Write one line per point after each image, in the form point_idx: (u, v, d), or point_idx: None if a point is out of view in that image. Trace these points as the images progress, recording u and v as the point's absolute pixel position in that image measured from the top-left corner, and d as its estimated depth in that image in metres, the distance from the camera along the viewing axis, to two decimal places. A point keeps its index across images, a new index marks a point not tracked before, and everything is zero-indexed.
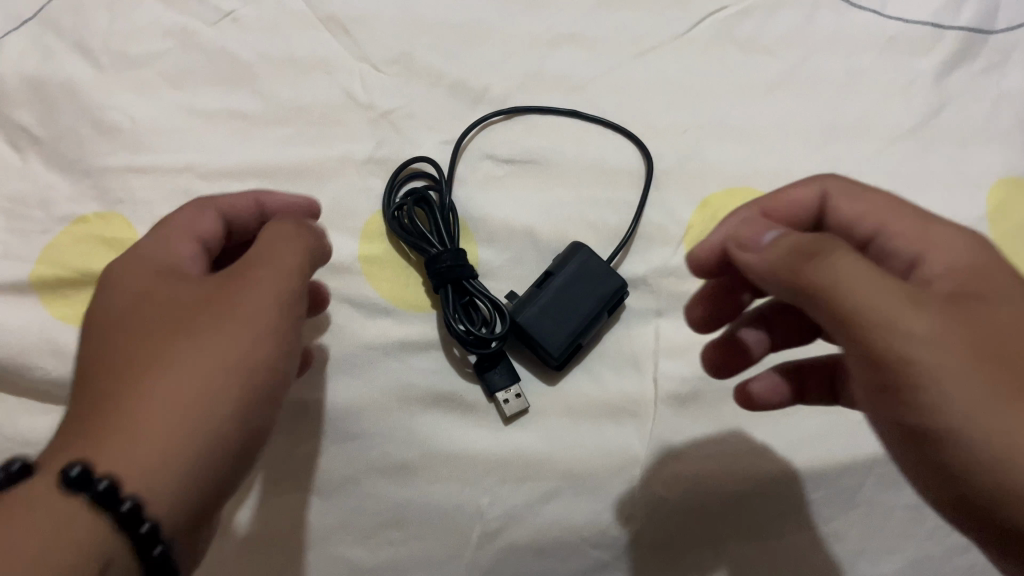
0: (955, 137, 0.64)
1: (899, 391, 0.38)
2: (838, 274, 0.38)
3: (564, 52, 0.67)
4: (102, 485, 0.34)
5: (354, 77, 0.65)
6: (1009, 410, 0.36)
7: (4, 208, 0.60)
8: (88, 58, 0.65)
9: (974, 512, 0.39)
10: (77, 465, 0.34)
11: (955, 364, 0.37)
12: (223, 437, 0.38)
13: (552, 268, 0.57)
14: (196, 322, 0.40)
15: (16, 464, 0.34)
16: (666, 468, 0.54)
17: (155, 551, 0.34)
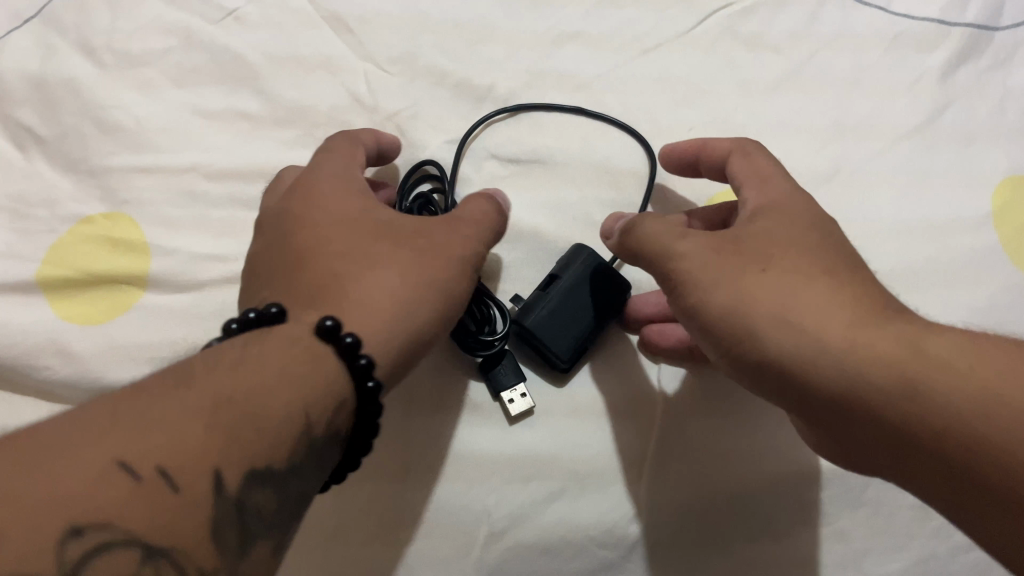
0: (961, 135, 0.64)
1: (733, 347, 0.45)
2: (660, 248, 0.48)
3: (569, 51, 0.66)
4: (349, 341, 0.41)
5: (358, 76, 0.65)
6: (806, 321, 0.42)
7: (8, 208, 0.60)
8: (91, 57, 0.65)
9: (848, 435, 0.43)
10: (331, 319, 0.41)
11: (757, 293, 0.44)
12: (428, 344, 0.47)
13: (556, 269, 0.57)
14: (419, 243, 0.48)
15: (275, 308, 0.42)
16: (670, 469, 0.54)
17: (370, 385, 0.41)
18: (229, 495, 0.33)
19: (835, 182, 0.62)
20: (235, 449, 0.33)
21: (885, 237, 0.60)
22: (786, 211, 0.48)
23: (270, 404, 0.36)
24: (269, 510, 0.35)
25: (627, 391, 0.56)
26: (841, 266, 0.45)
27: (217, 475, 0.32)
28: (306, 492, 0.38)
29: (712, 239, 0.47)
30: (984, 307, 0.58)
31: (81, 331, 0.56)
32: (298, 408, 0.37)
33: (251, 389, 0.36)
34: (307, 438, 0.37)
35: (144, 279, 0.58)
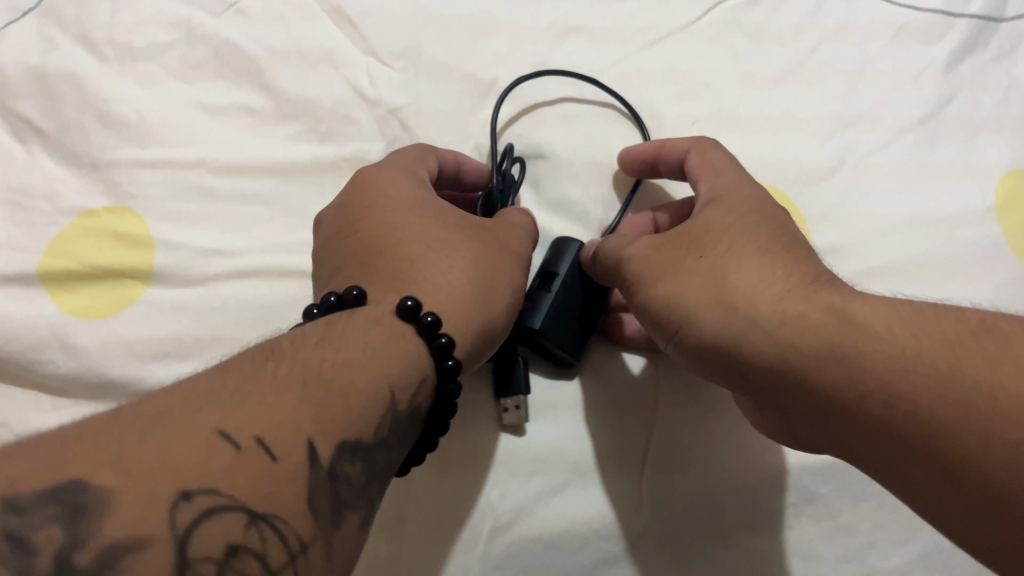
0: (964, 128, 0.64)
1: (677, 336, 0.47)
2: (614, 251, 0.51)
3: (572, 43, 0.66)
4: (428, 320, 0.43)
5: (360, 69, 0.64)
6: (737, 299, 0.44)
7: (11, 202, 0.60)
8: (92, 50, 0.64)
9: (794, 416, 0.43)
10: (411, 299, 0.43)
11: (693, 282, 0.46)
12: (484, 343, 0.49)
13: (554, 262, 0.56)
14: (467, 242, 0.50)
15: (356, 290, 0.44)
16: (675, 462, 0.54)
17: (448, 363, 0.43)
18: (323, 465, 0.35)
19: (838, 175, 0.62)
20: (326, 419, 0.36)
21: (888, 230, 0.60)
22: (732, 203, 0.49)
23: (356, 378, 0.38)
24: (363, 479, 0.37)
25: (631, 382, 0.56)
26: (782, 249, 0.46)
27: (310, 442, 0.34)
28: (393, 461, 0.39)
29: (658, 241, 0.50)
30: (986, 301, 0.58)
31: (85, 326, 0.56)
32: (379, 381, 0.39)
33: (336, 364, 0.38)
34: (391, 410, 0.39)
35: (149, 274, 0.58)
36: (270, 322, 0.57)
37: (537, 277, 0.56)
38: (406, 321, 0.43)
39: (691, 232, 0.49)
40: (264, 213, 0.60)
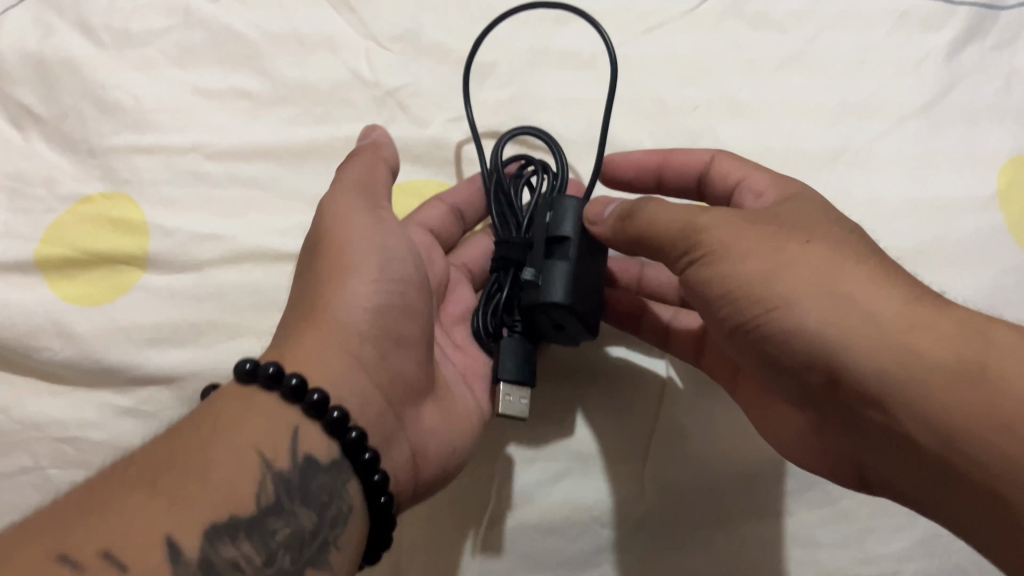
0: (967, 115, 0.64)
1: (765, 322, 0.43)
2: (683, 224, 0.45)
3: (572, 28, 0.66)
4: (314, 398, 0.42)
5: (359, 55, 0.64)
6: (853, 305, 0.40)
7: (7, 188, 0.59)
8: (90, 36, 0.64)
9: (884, 433, 0.41)
10: (247, 361, 0.42)
11: (803, 278, 0.42)
12: (375, 349, 0.46)
13: (558, 223, 0.50)
14: (318, 276, 0.48)
15: (271, 367, 0.42)
16: (676, 448, 0.54)
17: (335, 415, 0.42)
18: (190, 560, 0.35)
19: (840, 162, 0.62)
20: (186, 510, 0.36)
21: (889, 217, 0.60)
22: (813, 210, 0.46)
23: (218, 461, 0.38)
24: (258, 559, 0.37)
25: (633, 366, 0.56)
26: (887, 261, 0.43)
27: (168, 540, 0.35)
28: (303, 522, 0.39)
29: (747, 221, 0.45)
30: (989, 288, 0.58)
31: (82, 312, 0.56)
32: (244, 452, 0.39)
33: (189, 448, 0.39)
34: (272, 476, 0.39)
35: (145, 260, 0.57)
36: (268, 307, 0.57)
37: (540, 236, 0.50)
38: (269, 389, 0.42)
39: (783, 226, 0.44)
40: (261, 198, 0.60)
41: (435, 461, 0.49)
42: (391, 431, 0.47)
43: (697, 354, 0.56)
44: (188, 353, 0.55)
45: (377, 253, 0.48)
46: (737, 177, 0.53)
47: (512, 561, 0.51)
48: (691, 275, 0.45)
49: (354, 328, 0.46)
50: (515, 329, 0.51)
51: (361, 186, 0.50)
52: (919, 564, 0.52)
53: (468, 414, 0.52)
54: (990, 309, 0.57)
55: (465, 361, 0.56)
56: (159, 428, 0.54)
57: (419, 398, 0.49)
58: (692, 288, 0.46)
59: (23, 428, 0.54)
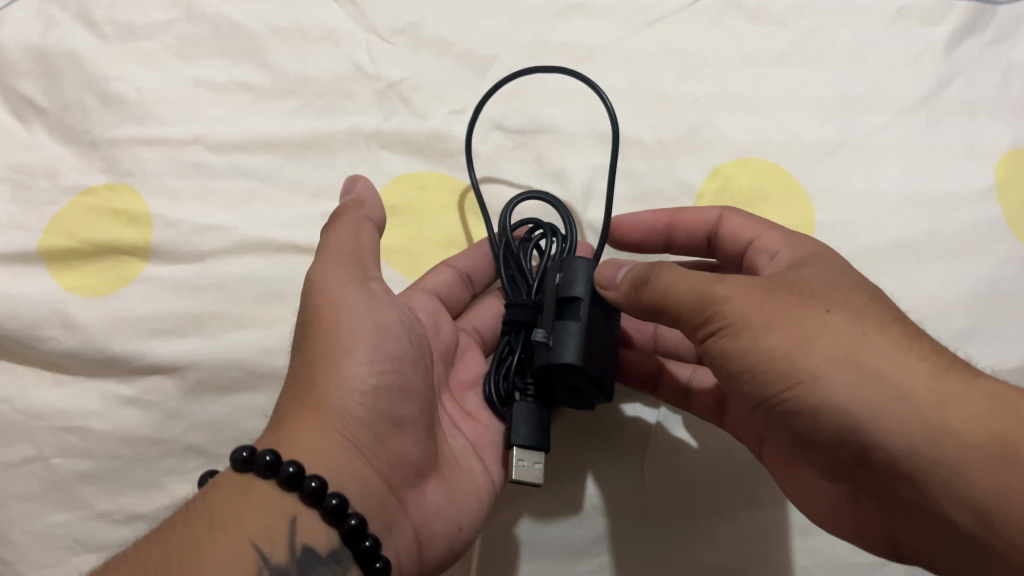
0: (965, 108, 0.64)
1: (790, 397, 0.41)
2: (701, 295, 0.43)
3: (573, 22, 0.66)
4: (309, 486, 0.40)
5: (361, 47, 0.64)
6: (882, 381, 0.39)
7: (11, 179, 0.60)
8: (93, 29, 0.64)
9: (911, 505, 0.40)
10: (244, 448, 0.41)
11: (829, 355, 0.40)
12: (372, 433, 0.45)
13: (571, 285, 0.48)
14: (316, 358, 0.45)
15: (268, 455, 0.41)
16: (675, 439, 0.55)
17: (331, 502, 0.41)
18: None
19: (839, 154, 0.62)
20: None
21: (887, 209, 0.60)
22: (831, 272, 0.44)
23: (216, 559, 0.37)
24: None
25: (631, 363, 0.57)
26: (910, 328, 0.42)
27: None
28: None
29: (767, 291, 0.43)
30: (987, 280, 0.58)
31: (85, 302, 0.56)
32: (241, 547, 0.38)
33: (187, 543, 0.38)
34: (271, 571, 0.38)
35: (148, 251, 0.58)
36: (270, 298, 0.57)
37: (551, 297, 0.49)
38: (269, 477, 0.41)
39: (801, 295, 0.42)
40: (263, 189, 0.60)
41: (439, 544, 0.48)
42: (393, 514, 0.45)
43: (720, 413, 0.54)
44: (191, 344, 0.55)
45: (366, 330, 0.46)
46: (748, 238, 0.52)
47: (508, 551, 0.51)
48: (711, 345, 0.44)
49: (348, 411, 0.44)
50: (525, 395, 0.49)
51: (347, 261, 0.48)
52: None
53: (475, 490, 0.50)
54: (988, 301, 0.57)
55: (475, 433, 0.53)
56: (162, 419, 0.54)
57: (421, 478, 0.48)
58: (712, 359, 0.44)
59: (26, 417, 0.54)
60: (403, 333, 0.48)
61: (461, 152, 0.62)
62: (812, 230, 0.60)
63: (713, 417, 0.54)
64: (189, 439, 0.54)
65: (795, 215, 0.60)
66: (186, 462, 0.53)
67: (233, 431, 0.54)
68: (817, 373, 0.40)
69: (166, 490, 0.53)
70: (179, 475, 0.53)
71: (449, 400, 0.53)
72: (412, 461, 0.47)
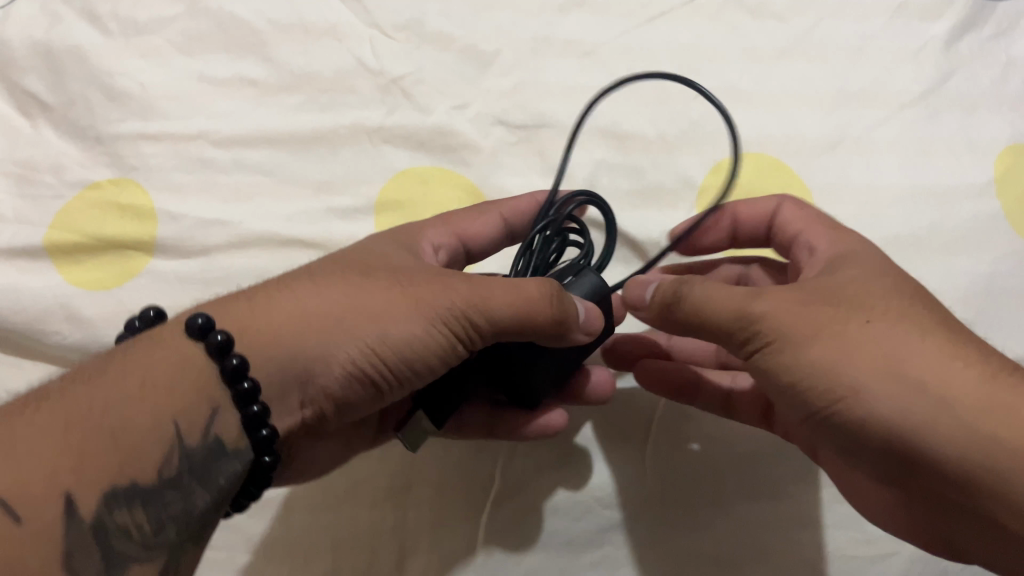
0: (965, 103, 0.64)
1: (834, 412, 0.42)
2: (738, 311, 0.43)
3: (575, 17, 0.66)
4: (242, 388, 0.41)
5: (363, 43, 0.65)
6: (930, 395, 0.40)
7: (16, 174, 0.60)
8: (96, 24, 0.65)
9: (964, 509, 0.41)
10: (200, 316, 0.41)
11: (874, 371, 0.40)
12: (315, 392, 0.45)
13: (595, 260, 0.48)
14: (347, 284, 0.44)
15: (220, 337, 0.41)
16: (678, 430, 0.54)
17: (253, 408, 0.41)
18: (83, 518, 0.36)
19: (839, 149, 0.62)
20: (88, 466, 0.37)
21: (887, 204, 0.61)
22: (868, 280, 0.45)
23: (134, 417, 0.38)
24: (146, 526, 0.38)
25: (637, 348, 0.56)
26: (959, 333, 0.42)
27: (66, 495, 0.36)
28: (199, 500, 0.40)
29: (806, 303, 0.43)
30: (984, 275, 0.58)
31: (90, 296, 0.56)
32: (160, 422, 0.39)
33: (101, 395, 0.39)
34: (179, 450, 0.39)
35: (152, 245, 0.58)
36: None
37: None
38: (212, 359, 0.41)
39: (840, 304, 0.43)
40: (267, 184, 0.61)
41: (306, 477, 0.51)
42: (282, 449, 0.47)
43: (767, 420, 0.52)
44: None
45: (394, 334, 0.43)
46: (796, 230, 0.52)
47: (514, 541, 0.52)
48: (750, 359, 0.44)
49: (315, 375, 0.44)
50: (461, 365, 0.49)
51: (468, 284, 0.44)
52: None
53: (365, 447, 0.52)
54: (984, 298, 0.58)
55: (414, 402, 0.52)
56: None
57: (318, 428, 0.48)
58: (757, 373, 0.44)
59: None
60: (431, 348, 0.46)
61: (464, 147, 0.62)
62: None
63: (761, 424, 0.52)
64: None
65: None
66: None
67: None
68: (855, 388, 0.40)
69: None
70: None
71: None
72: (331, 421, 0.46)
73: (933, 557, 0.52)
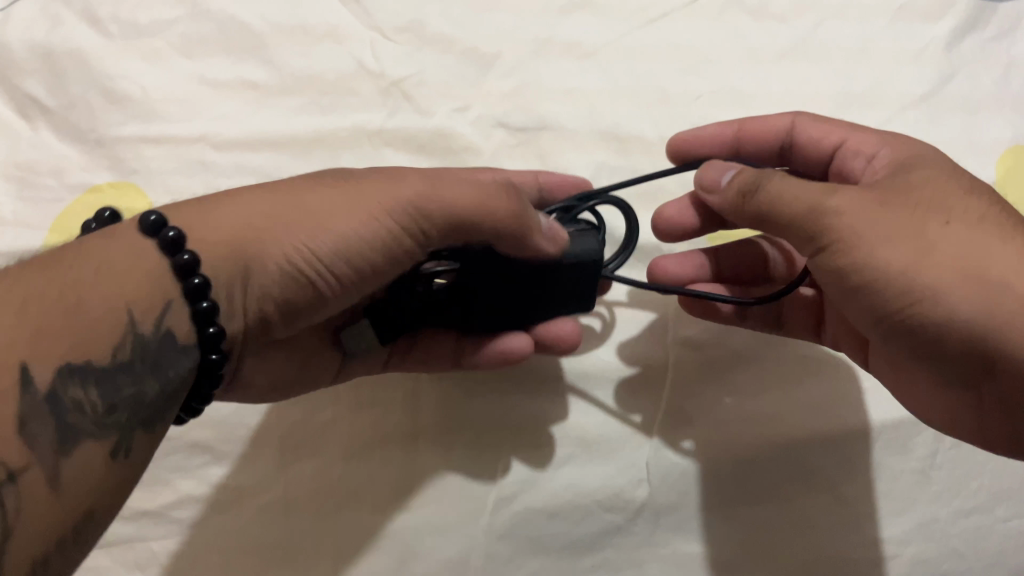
0: (966, 104, 0.64)
1: (908, 315, 0.44)
2: (816, 201, 0.45)
3: (576, 18, 0.66)
4: (194, 283, 0.43)
5: (364, 45, 0.65)
6: (1009, 289, 0.42)
7: (17, 177, 0.60)
8: (97, 26, 0.65)
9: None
10: (152, 214, 0.43)
11: (933, 269, 0.43)
12: (260, 288, 0.46)
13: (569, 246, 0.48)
14: (307, 193, 0.47)
15: (172, 233, 0.43)
16: (679, 434, 0.54)
17: (204, 305, 0.43)
18: (39, 391, 0.37)
19: None
20: (45, 343, 0.38)
21: None
22: (942, 181, 0.46)
23: (91, 304, 0.40)
24: (101, 405, 0.38)
25: (640, 350, 0.56)
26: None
27: (23, 366, 0.37)
28: (149, 388, 0.40)
29: (880, 207, 0.45)
30: None
31: None
32: (116, 307, 0.40)
33: (66, 281, 0.40)
34: (133, 336, 0.40)
35: None
36: None
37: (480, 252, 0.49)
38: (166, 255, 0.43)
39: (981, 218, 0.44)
40: None
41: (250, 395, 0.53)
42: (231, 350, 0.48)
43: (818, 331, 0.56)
44: None
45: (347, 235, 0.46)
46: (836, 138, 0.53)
47: (515, 546, 0.52)
48: (819, 261, 0.46)
49: (264, 266, 0.45)
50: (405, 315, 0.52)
51: (438, 189, 0.46)
52: (918, 547, 0.52)
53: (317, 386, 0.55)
54: None
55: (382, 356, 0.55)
56: None
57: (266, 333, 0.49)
58: (825, 272, 0.46)
59: None
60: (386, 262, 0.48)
61: (465, 150, 0.62)
62: None
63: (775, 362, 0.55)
64: (192, 436, 0.54)
65: None
66: (193, 459, 0.54)
67: (239, 428, 0.54)
68: (936, 284, 0.43)
69: (172, 486, 0.53)
70: (185, 472, 0.53)
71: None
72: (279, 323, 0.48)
73: (932, 560, 0.52)
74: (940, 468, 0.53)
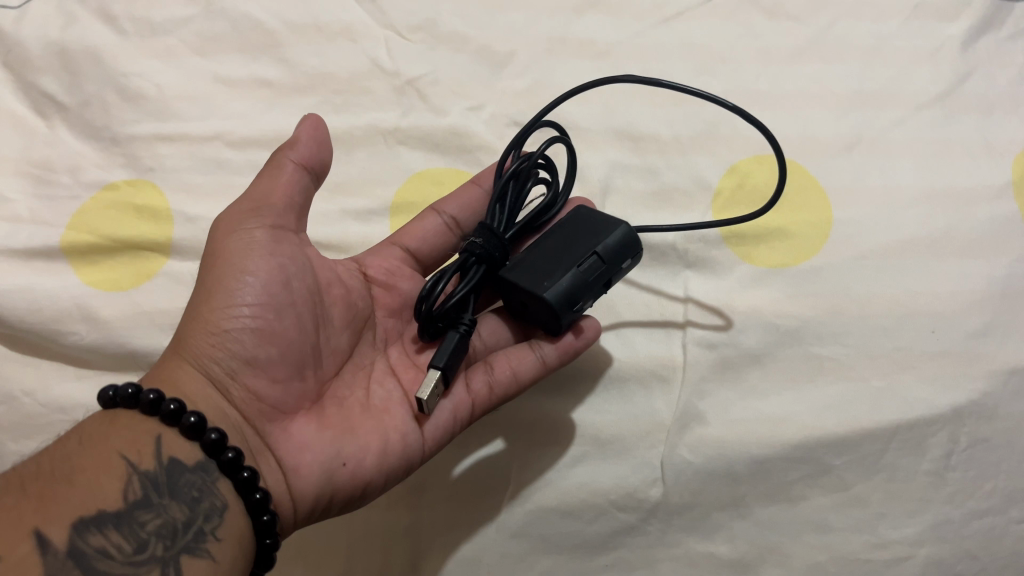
0: (983, 103, 0.63)
1: None
2: None
3: (590, 18, 0.67)
4: (169, 408, 0.43)
5: (379, 44, 0.65)
6: None
7: (32, 174, 0.60)
8: (113, 25, 0.66)
9: None
10: (109, 388, 0.44)
11: None
12: (224, 366, 0.45)
13: (597, 237, 0.49)
14: (204, 281, 0.47)
15: (130, 387, 0.44)
16: (691, 433, 0.53)
17: (190, 419, 0.43)
18: (59, 549, 0.37)
19: (855, 150, 0.62)
20: (54, 508, 0.38)
21: (903, 204, 0.59)
22: None
23: (89, 465, 0.40)
24: (128, 546, 0.39)
25: (650, 355, 0.56)
26: None
27: (37, 533, 0.37)
28: (175, 514, 0.41)
29: None
30: (1001, 277, 0.56)
31: (106, 297, 0.56)
32: (108, 458, 0.41)
33: (60, 458, 0.41)
34: (137, 476, 0.41)
35: (168, 246, 0.58)
36: None
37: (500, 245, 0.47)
38: (132, 406, 0.43)
39: None
40: None
41: (313, 477, 0.46)
42: (253, 446, 0.46)
43: None
44: None
45: (248, 269, 0.46)
46: None
47: (529, 544, 0.51)
48: None
49: (214, 352, 0.45)
50: (463, 324, 0.47)
51: (280, 186, 0.48)
52: (933, 548, 0.49)
53: (396, 438, 0.48)
54: (1005, 299, 0.55)
55: (460, 402, 0.50)
56: None
57: (286, 413, 0.47)
58: None
59: (50, 411, 0.53)
60: (294, 270, 0.48)
61: (479, 147, 0.61)
62: (829, 228, 0.59)
63: None
64: None
65: (813, 213, 0.59)
66: None
67: None
68: None
69: None
70: None
71: (381, 352, 0.53)
72: (264, 419, 0.46)
73: (946, 561, 0.49)
74: (954, 469, 0.51)
